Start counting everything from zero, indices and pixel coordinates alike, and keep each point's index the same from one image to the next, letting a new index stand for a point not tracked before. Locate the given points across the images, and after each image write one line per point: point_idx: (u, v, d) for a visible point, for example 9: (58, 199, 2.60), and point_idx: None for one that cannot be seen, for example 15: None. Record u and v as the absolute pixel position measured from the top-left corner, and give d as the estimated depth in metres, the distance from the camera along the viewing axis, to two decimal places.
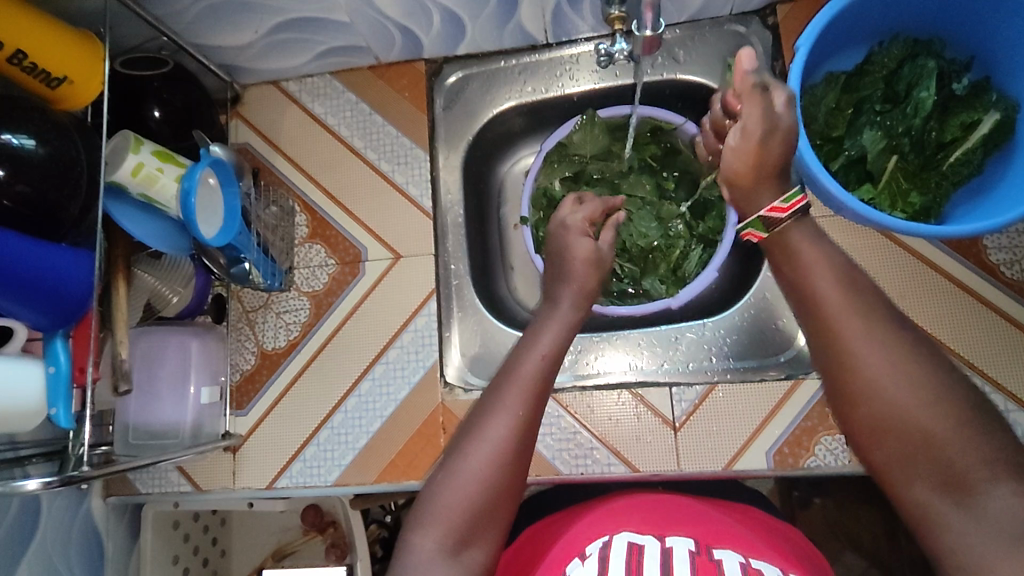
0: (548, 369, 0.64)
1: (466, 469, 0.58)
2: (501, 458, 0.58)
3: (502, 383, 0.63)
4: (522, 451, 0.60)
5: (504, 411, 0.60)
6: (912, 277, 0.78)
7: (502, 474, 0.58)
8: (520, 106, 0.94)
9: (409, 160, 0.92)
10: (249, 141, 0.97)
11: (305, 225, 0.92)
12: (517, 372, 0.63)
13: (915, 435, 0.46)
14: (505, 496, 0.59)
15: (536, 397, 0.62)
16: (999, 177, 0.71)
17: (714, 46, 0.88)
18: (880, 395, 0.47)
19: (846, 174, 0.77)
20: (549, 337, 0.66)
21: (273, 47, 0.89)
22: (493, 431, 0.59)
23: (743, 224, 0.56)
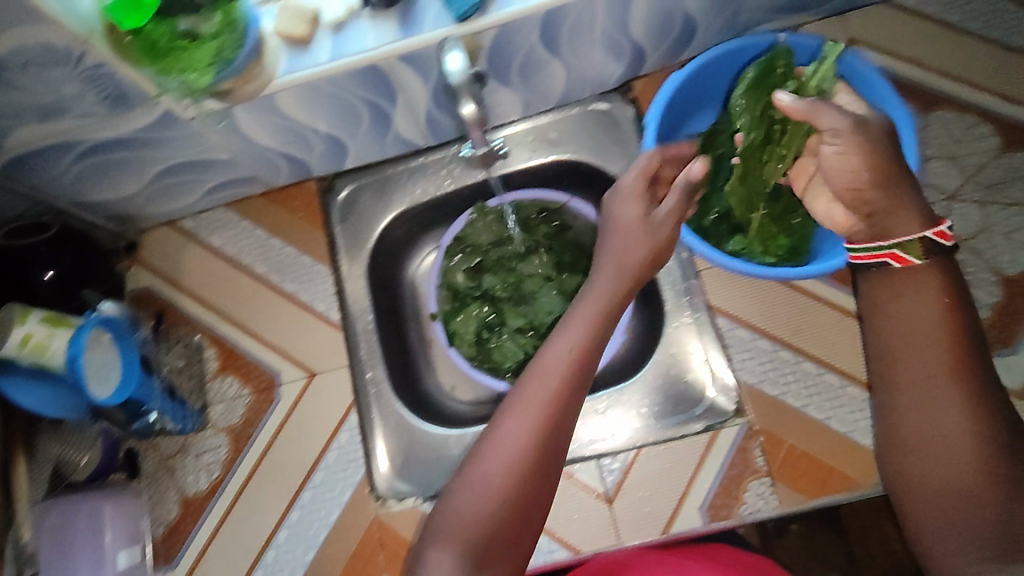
0: (578, 365, 0.62)
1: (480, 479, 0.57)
2: (518, 461, 0.57)
3: (531, 385, 0.61)
4: (547, 463, 0.58)
5: (527, 413, 0.59)
6: (802, 313, 0.82)
7: (520, 479, 0.57)
8: (414, 206, 0.96)
9: (312, 278, 0.94)
10: (151, 285, 0.96)
11: (215, 359, 0.92)
12: (545, 370, 0.61)
13: (929, 457, 0.59)
14: (527, 506, 0.57)
15: (561, 400, 0.60)
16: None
17: (583, 125, 0.94)
18: (924, 432, 0.60)
19: (717, 229, 0.81)
20: (578, 332, 0.64)
21: (162, 191, 0.90)
22: (514, 435, 0.58)
23: (893, 243, 0.63)
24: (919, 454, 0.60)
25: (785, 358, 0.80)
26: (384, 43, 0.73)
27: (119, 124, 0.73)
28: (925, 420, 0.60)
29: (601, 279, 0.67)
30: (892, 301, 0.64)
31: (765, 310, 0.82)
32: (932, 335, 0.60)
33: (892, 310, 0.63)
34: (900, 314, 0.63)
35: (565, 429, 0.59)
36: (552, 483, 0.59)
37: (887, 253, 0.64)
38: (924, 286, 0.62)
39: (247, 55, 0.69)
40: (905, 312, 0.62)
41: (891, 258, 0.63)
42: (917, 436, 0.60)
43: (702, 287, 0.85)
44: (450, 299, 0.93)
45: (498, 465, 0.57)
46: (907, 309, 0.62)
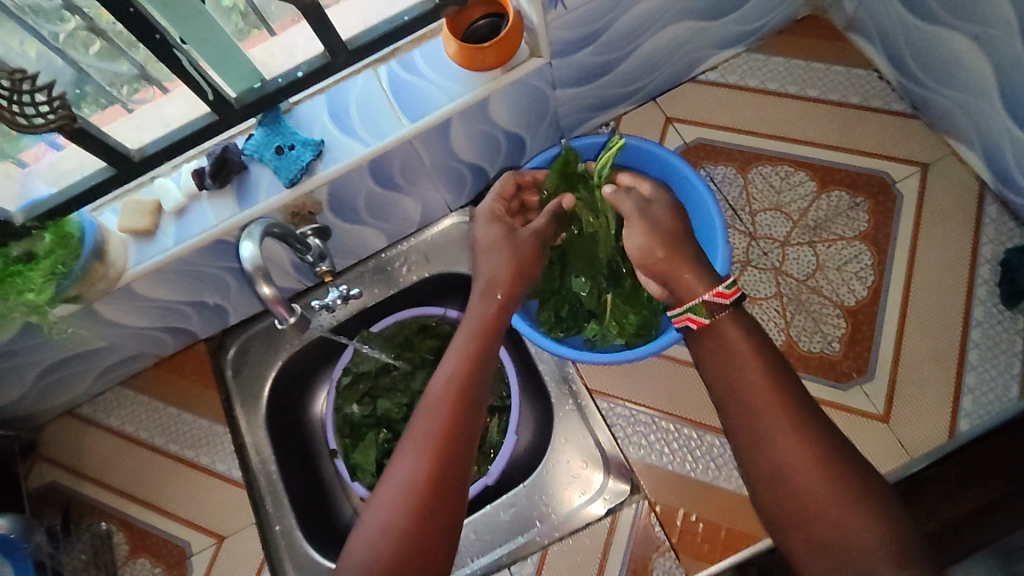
0: (462, 384, 0.63)
1: (380, 510, 0.57)
2: (413, 492, 0.57)
3: (422, 414, 0.62)
4: (444, 484, 0.58)
5: (422, 433, 0.60)
6: (673, 380, 0.85)
7: (422, 500, 0.57)
8: (301, 348, 0.99)
9: (210, 440, 0.95)
10: (55, 480, 0.96)
11: (125, 542, 0.91)
12: (429, 398, 0.63)
13: (790, 483, 0.56)
14: (430, 527, 0.56)
15: (449, 425, 0.60)
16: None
17: (447, 242, 1.00)
18: (776, 459, 0.57)
19: (575, 318, 0.87)
20: (460, 351, 0.66)
21: (49, 387, 0.92)
22: (410, 459, 0.59)
23: (687, 306, 0.66)
24: (786, 503, 0.56)
25: (665, 427, 0.83)
26: (224, 219, 0.79)
27: None
28: (777, 465, 0.57)
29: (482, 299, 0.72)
30: (713, 348, 0.64)
31: (639, 383, 0.86)
32: (751, 377, 0.61)
33: (716, 352, 0.63)
34: (724, 355, 0.63)
35: (460, 449, 0.60)
36: (459, 497, 0.58)
37: (684, 318, 0.66)
38: (730, 340, 0.63)
39: (89, 260, 0.74)
40: (727, 361, 0.62)
41: (688, 323, 0.66)
42: (776, 488, 0.56)
43: (579, 373, 0.87)
44: (347, 431, 0.95)
45: (395, 495, 0.57)
46: (728, 357, 0.62)
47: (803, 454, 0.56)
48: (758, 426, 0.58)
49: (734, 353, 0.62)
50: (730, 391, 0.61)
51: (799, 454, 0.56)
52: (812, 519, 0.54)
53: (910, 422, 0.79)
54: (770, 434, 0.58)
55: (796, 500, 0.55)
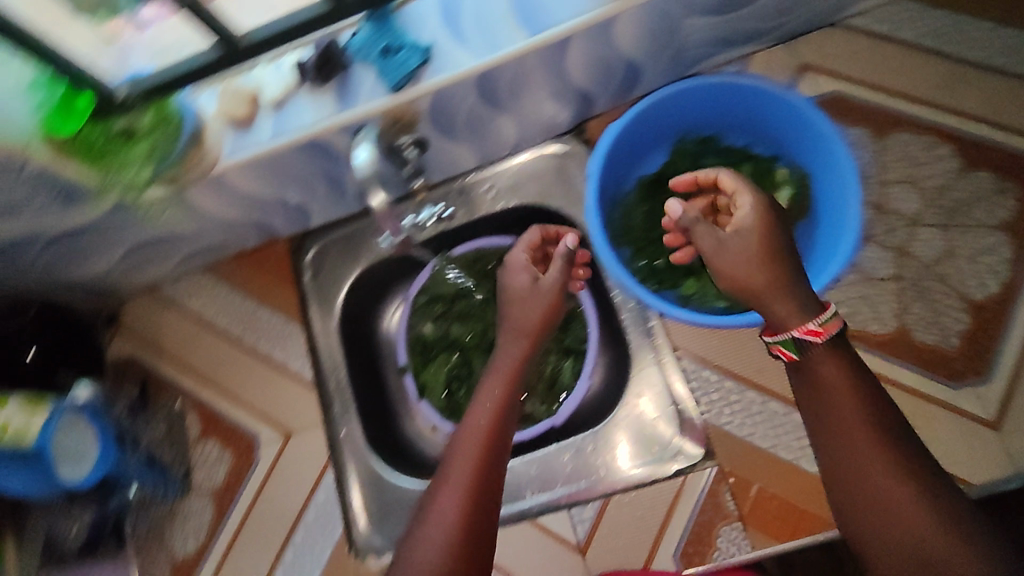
0: (501, 419, 0.66)
1: (426, 543, 0.58)
2: (462, 521, 0.59)
3: (461, 446, 0.65)
4: (484, 518, 0.61)
5: (459, 468, 0.62)
6: (765, 350, 0.81)
7: (462, 536, 0.59)
8: (379, 261, 0.98)
9: (287, 338, 0.97)
10: (133, 353, 0.99)
11: (196, 424, 0.93)
12: (468, 429, 0.66)
13: (889, 516, 0.53)
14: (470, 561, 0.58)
15: (488, 458, 0.63)
16: (804, 264, 0.74)
17: (539, 171, 0.94)
18: (873, 490, 0.54)
19: (672, 273, 0.79)
20: (496, 387, 0.69)
21: (136, 265, 0.93)
22: (450, 494, 0.61)
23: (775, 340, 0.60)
24: (891, 555, 0.52)
25: (751, 398, 0.80)
26: (322, 118, 0.74)
27: (73, 215, 0.75)
28: (885, 516, 0.53)
29: (514, 337, 0.73)
30: (820, 366, 0.58)
31: (728, 348, 0.82)
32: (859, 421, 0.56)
33: (812, 376, 0.59)
34: (822, 373, 0.58)
35: (497, 482, 0.63)
36: (492, 530, 0.61)
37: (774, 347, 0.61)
38: (829, 376, 0.58)
39: (186, 146, 0.72)
40: (829, 395, 0.57)
41: (779, 354, 0.61)
42: (881, 538, 0.53)
43: (665, 329, 0.83)
44: (418, 353, 0.95)
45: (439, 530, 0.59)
46: (828, 395, 0.57)
47: (918, 502, 0.52)
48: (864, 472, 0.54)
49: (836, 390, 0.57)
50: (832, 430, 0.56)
51: (913, 505, 0.52)
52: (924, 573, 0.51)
53: (1019, 433, 0.74)
54: (879, 482, 0.53)
55: (906, 557, 0.51)
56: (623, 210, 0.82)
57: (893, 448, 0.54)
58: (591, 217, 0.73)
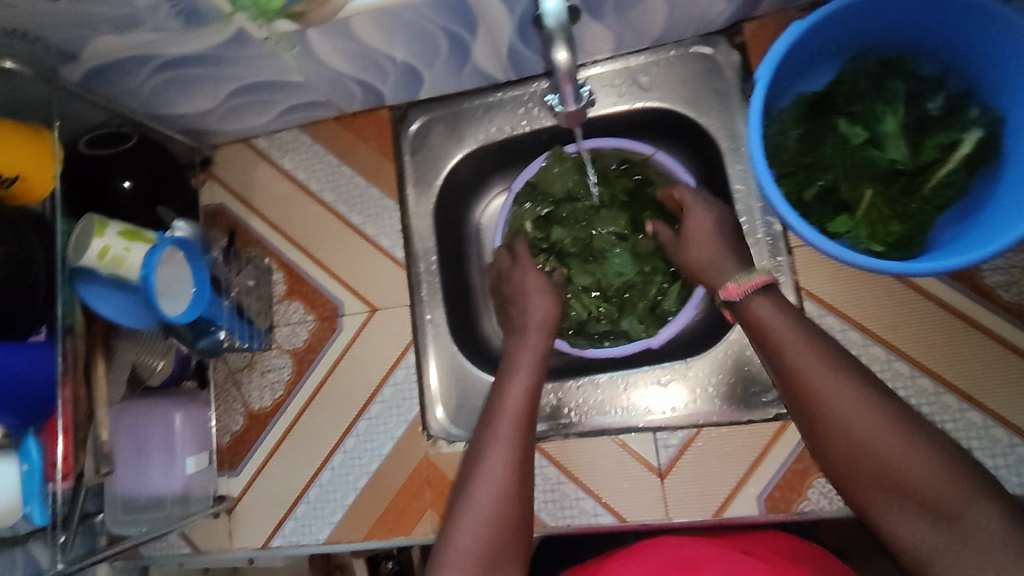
0: (532, 399, 0.70)
1: (478, 511, 0.62)
2: (507, 490, 0.64)
3: (496, 422, 0.68)
4: (524, 482, 0.65)
5: (501, 445, 0.66)
6: (901, 308, 0.74)
7: (510, 507, 0.63)
8: (487, 146, 0.92)
9: (380, 212, 0.91)
10: (224, 202, 0.96)
11: (282, 282, 0.93)
12: (501, 408, 0.69)
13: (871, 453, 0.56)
14: (515, 527, 0.63)
15: (524, 431, 0.68)
16: (977, 230, 0.65)
17: (682, 70, 0.84)
18: (850, 432, 0.57)
19: (820, 207, 0.71)
20: (526, 369, 0.72)
21: (235, 110, 0.88)
22: (495, 465, 0.65)
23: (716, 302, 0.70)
24: (859, 471, 0.57)
25: (875, 353, 0.74)
26: None
27: (192, 39, 0.69)
28: (844, 437, 0.57)
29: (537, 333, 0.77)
30: (774, 327, 0.63)
31: (860, 298, 0.75)
32: (806, 349, 0.60)
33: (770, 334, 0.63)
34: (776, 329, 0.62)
35: (532, 452, 0.68)
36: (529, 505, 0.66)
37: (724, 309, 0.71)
38: (761, 311, 0.64)
39: None
40: (771, 332, 0.62)
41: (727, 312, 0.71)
42: (848, 456, 0.57)
43: (791, 266, 0.78)
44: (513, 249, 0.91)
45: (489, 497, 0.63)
46: (770, 332, 0.63)
47: (873, 412, 0.57)
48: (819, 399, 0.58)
49: (772, 327, 0.62)
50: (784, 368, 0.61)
51: (867, 418, 0.57)
52: (887, 480, 0.55)
53: None
54: (833, 405, 0.58)
55: (870, 468, 0.56)
56: (777, 128, 0.73)
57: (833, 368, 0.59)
58: (753, 134, 0.64)
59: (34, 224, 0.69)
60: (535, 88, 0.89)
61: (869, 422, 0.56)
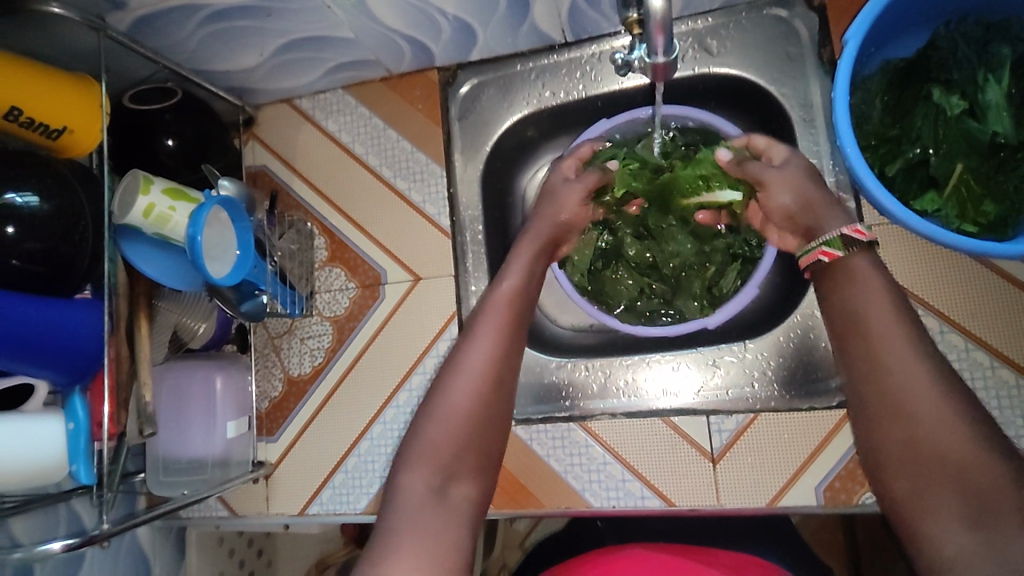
0: (522, 306, 0.68)
1: (456, 393, 0.62)
2: (482, 382, 0.62)
3: (484, 321, 0.66)
4: (502, 381, 0.64)
5: (483, 344, 0.64)
6: (984, 295, 0.68)
7: (483, 409, 0.62)
8: (538, 112, 0.88)
9: (425, 177, 0.88)
10: (265, 164, 0.94)
11: (324, 248, 0.91)
12: (493, 305, 0.67)
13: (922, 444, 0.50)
14: (488, 427, 0.62)
15: (507, 333, 0.65)
16: None
17: (754, 34, 0.79)
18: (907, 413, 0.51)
19: (905, 182, 0.67)
20: (522, 274, 0.70)
21: (281, 67, 0.85)
22: (473, 366, 0.63)
23: (819, 242, 0.57)
24: (903, 448, 0.51)
25: (953, 342, 0.68)
26: None
27: None
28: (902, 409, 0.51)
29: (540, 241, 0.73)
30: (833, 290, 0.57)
31: (939, 283, 0.70)
32: (882, 305, 0.54)
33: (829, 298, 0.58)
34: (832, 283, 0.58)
35: (516, 352, 0.66)
36: (505, 410, 0.64)
37: (815, 252, 0.58)
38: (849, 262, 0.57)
39: None
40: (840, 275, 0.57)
41: (818, 258, 0.58)
42: (899, 428, 0.51)
43: None
44: None
45: (464, 393, 0.62)
46: (840, 279, 0.56)
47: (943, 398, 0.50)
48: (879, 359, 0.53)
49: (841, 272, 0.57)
50: (846, 317, 0.55)
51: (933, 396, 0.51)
52: (930, 459, 0.49)
53: None
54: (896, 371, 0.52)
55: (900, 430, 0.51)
56: (862, 96, 0.68)
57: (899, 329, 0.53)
58: (839, 102, 0.61)
59: (82, 177, 0.67)
60: (594, 51, 0.84)
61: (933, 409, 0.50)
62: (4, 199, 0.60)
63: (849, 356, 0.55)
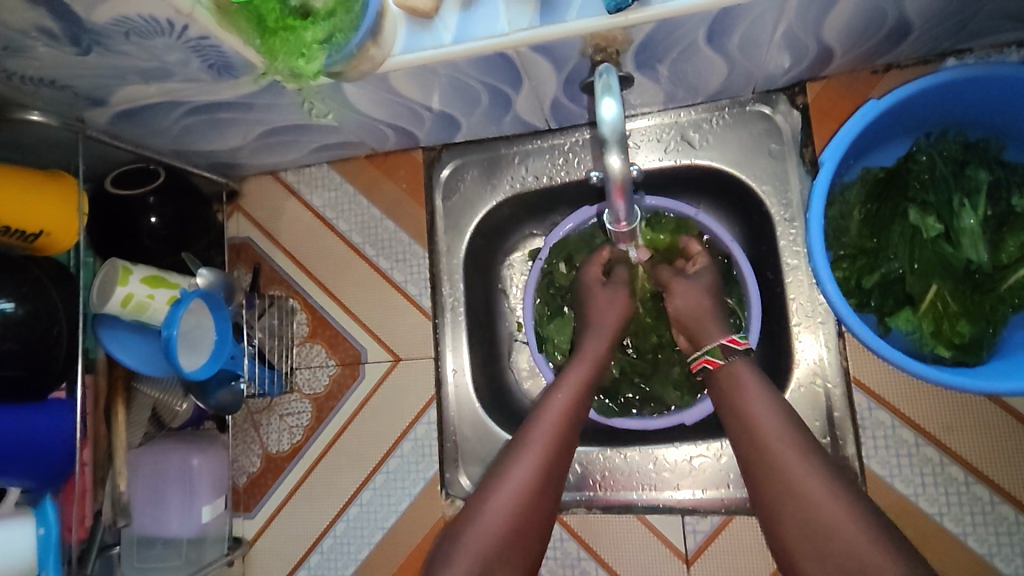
0: (576, 410, 0.68)
1: (501, 497, 0.61)
2: (531, 490, 0.62)
3: (536, 424, 0.66)
4: (551, 489, 0.63)
5: (532, 452, 0.64)
6: (960, 409, 0.68)
7: (529, 514, 0.61)
8: (521, 195, 0.88)
9: (408, 257, 0.89)
10: (250, 236, 0.94)
11: (305, 324, 0.90)
12: (546, 409, 0.67)
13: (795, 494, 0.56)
14: (528, 534, 0.61)
15: (559, 445, 0.65)
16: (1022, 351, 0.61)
17: (735, 129, 0.79)
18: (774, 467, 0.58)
19: (881, 297, 0.67)
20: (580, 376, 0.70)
21: (265, 147, 0.85)
22: (522, 469, 0.63)
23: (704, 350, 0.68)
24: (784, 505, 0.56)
25: (927, 456, 0.68)
26: (518, 29, 0.61)
27: (223, 88, 0.66)
28: (800, 503, 0.56)
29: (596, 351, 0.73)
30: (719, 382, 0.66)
31: (917, 397, 0.69)
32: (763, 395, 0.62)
33: (722, 388, 0.66)
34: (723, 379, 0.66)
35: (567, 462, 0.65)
36: (551, 520, 0.63)
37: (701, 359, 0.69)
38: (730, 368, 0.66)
39: (365, 37, 0.60)
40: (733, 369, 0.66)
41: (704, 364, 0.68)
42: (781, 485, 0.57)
43: (841, 351, 0.73)
44: (546, 302, 0.89)
45: (509, 495, 0.61)
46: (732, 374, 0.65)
47: (821, 486, 0.56)
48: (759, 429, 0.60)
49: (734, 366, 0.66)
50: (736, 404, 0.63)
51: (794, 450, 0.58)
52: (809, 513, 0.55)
53: None
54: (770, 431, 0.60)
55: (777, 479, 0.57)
56: (839, 207, 0.68)
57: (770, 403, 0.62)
58: (813, 226, 0.61)
59: (58, 276, 0.67)
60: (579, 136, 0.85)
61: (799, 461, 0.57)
62: None
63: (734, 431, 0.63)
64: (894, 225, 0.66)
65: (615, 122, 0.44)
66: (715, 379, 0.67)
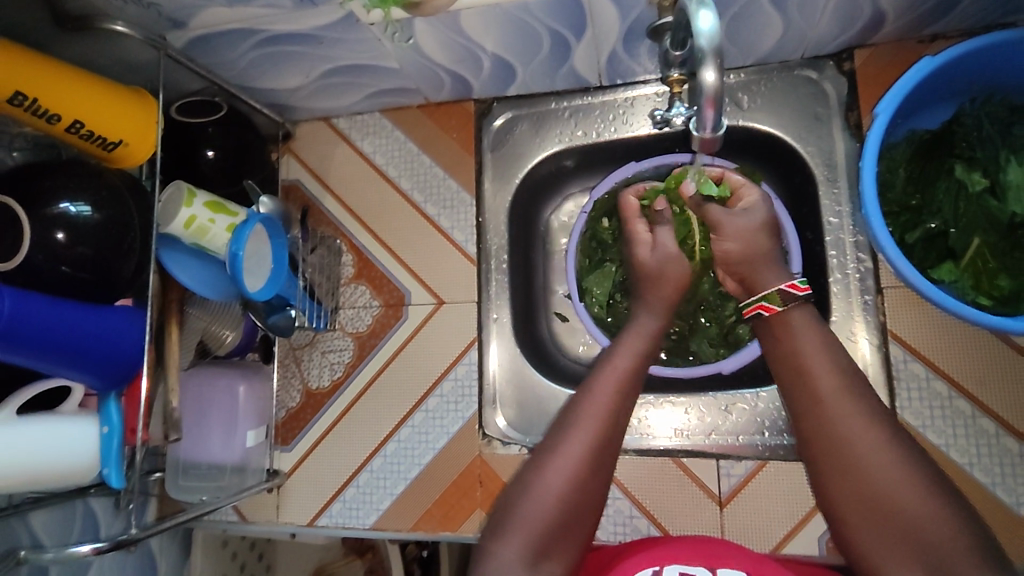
0: (631, 381, 0.67)
1: (552, 476, 0.61)
2: (582, 470, 0.62)
3: (588, 401, 0.65)
4: (603, 466, 0.63)
5: (583, 431, 0.63)
6: (995, 365, 0.71)
7: (582, 490, 0.62)
8: (568, 150, 0.91)
9: (455, 204, 0.91)
10: (299, 178, 0.97)
11: (351, 265, 0.93)
12: (598, 384, 0.66)
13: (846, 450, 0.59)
14: (579, 514, 0.62)
15: (611, 422, 0.64)
16: None
17: (783, 91, 0.81)
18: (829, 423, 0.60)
19: (923, 251, 0.70)
20: (632, 349, 0.69)
21: (323, 89, 0.88)
22: (574, 448, 0.62)
23: (759, 296, 0.66)
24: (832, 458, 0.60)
25: (959, 408, 0.71)
26: None
27: (301, 17, 0.69)
28: (857, 467, 0.58)
29: (647, 321, 0.71)
30: (776, 330, 0.66)
31: (952, 354, 0.72)
32: (818, 346, 0.63)
33: (776, 335, 0.66)
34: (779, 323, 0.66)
35: (619, 437, 0.65)
36: (602, 494, 0.64)
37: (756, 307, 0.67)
38: (795, 317, 0.65)
39: None
40: (793, 319, 0.66)
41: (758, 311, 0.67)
42: (832, 440, 0.60)
43: (878, 306, 0.75)
44: (588, 253, 0.92)
45: (563, 475, 0.61)
46: (788, 324, 0.65)
47: (879, 444, 0.58)
48: (813, 384, 0.62)
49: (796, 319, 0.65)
50: (791, 355, 0.64)
51: (850, 410, 0.60)
52: (854, 468, 0.58)
53: None
54: (826, 389, 0.61)
55: (831, 436, 0.60)
56: (886, 165, 0.71)
57: (829, 360, 0.62)
58: (866, 172, 0.64)
59: (131, 188, 0.69)
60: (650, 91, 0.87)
61: (852, 420, 0.60)
62: (60, 208, 0.62)
63: (787, 383, 0.64)
64: (938, 182, 0.69)
65: (713, 33, 0.48)
66: (768, 326, 0.67)
